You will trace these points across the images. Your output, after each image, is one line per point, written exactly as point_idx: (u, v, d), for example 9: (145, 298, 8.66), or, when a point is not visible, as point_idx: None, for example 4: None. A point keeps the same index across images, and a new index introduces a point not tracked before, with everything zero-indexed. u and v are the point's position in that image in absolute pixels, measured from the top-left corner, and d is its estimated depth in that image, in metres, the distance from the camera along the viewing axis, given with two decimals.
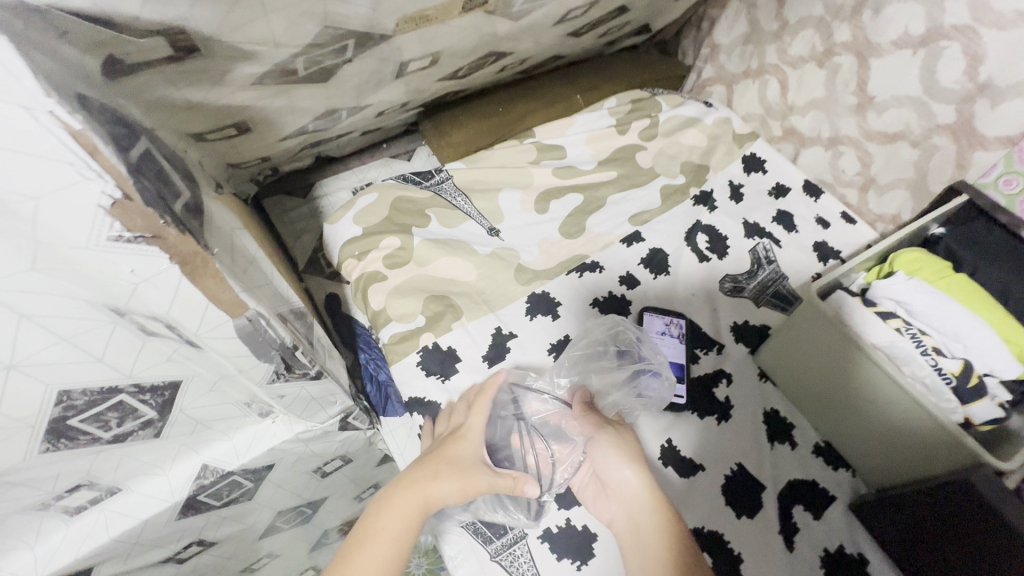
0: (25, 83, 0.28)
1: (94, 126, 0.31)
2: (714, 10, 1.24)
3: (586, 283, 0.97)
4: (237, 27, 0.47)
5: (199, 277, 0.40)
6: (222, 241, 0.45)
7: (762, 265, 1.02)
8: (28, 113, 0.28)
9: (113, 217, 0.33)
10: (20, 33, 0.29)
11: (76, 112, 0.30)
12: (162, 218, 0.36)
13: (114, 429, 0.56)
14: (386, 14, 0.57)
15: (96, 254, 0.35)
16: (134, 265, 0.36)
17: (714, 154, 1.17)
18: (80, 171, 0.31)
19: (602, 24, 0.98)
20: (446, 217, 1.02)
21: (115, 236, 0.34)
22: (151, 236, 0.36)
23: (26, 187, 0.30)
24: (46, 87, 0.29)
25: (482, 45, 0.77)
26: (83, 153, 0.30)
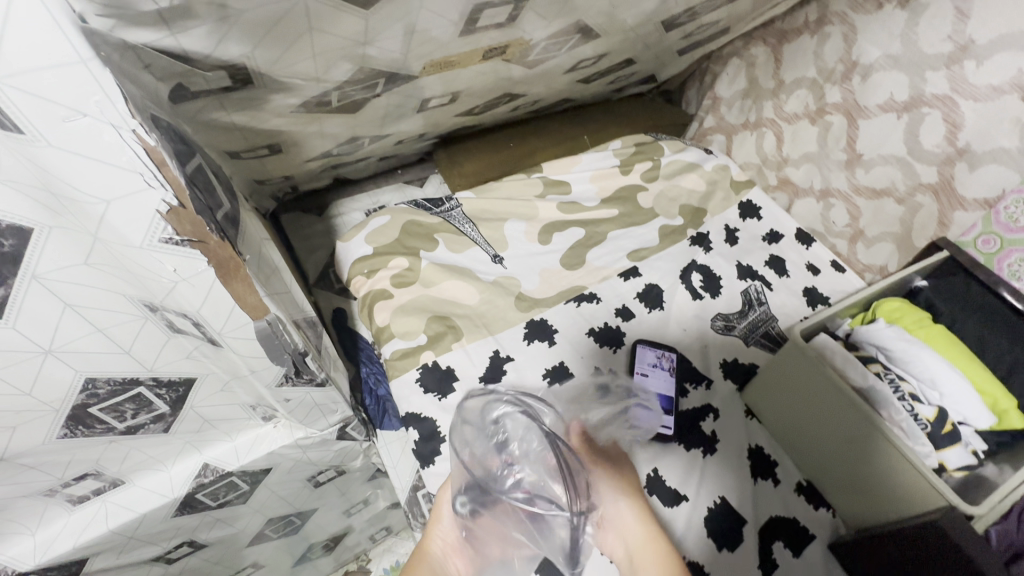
0: (117, 105, 0.33)
1: (163, 144, 0.37)
2: (717, 66, 1.32)
3: (583, 313, 1.01)
4: (283, 65, 0.53)
5: (230, 280, 0.45)
6: (251, 251, 0.50)
7: (753, 306, 1.06)
8: (115, 129, 0.33)
9: (167, 221, 0.38)
10: (112, 64, 0.35)
11: (151, 131, 0.36)
12: (208, 225, 0.41)
13: (128, 420, 0.59)
14: (414, 58, 0.63)
15: (147, 253, 0.39)
16: (177, 264, 0.41)
17: (711, 199, 1.23)
18: (147, 181, 0.36)
19: (611, 74, 1.06)
20: (454, 242, 1.07)
21: (166, 238, 0.39)
22: (196, 241, 0.40)
23: (101, 191, 0.36)
24: (132, 109, 0.34)
25: (499, 87, 0.83)
26: (153, 165, 0.36)
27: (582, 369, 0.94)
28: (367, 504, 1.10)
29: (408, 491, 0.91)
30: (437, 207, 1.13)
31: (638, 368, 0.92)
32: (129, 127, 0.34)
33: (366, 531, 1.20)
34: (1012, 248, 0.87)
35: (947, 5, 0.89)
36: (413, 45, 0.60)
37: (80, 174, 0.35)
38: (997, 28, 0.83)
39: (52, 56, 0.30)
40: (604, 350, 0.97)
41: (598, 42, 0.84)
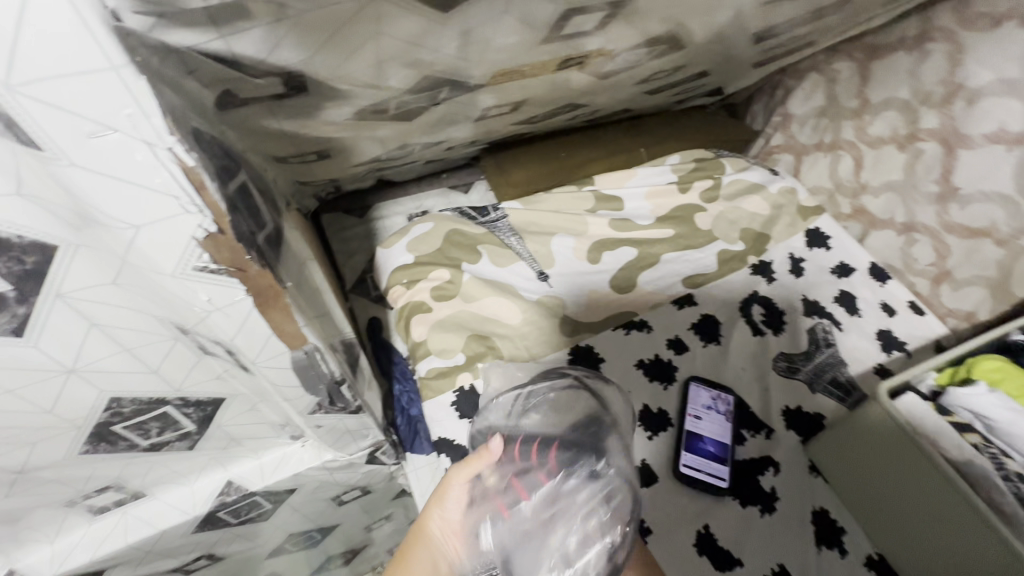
0: (153, 120, 0.28)
1: (206, 163, 0.32)
2: (792, 80, 1.22)
3: (631, 342, 0.94)
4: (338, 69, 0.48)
5: (269, 310, 0.40)
6: (293, 274, 0.45)
7: (820, 347, 0.96)
8: (148, 147, 0.29)
9: (203, 248, 0.34)
10: (154, 68, 0.30)
11: (193, 149, 0.31)
12: (249, 253, 0.35)
13: (152, 438, 0.55)
14: (481, 65, 0.57)
15: (180, 281, 0.35)
16: (212, 293, 0.36)
17: (776, 224, 1.13)
18: (183, 205, 0.31)
19: (680, 85, 0.98)
20: (498, 255, 1.01)
21: (201, 266, 0.34)
22: (235, 270, 0.36)
23: (130, 216, 0.31)
24: (172, 123, 0.29)
25: (563, 96, 0.77)
26: (190, 189, 0.31)
27: (629, 405, 0.87)
28: (389, 520, 1.05)
29: None
30: (482, 216, 1.07)
31: (690, 410, 0.85)
32: (165, 144, 0.29)
33: (385, 544, 1.15)
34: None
35: None
36: (479, 51, 0.54)
37: (108, 195, 0.30)
38: None
39: (79, 62, 0.25)
40: (653, 385, 0.89)
41: (673, 52, 0.76)
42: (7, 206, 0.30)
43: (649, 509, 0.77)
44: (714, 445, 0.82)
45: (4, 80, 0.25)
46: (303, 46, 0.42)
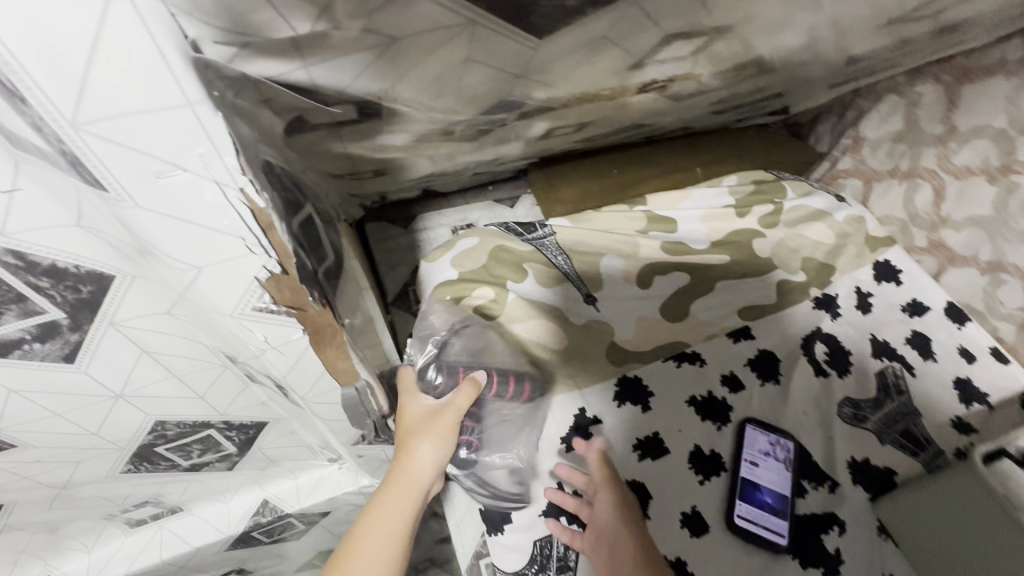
0: (226, 160, 0.30)
1: (276, 203, 0.34)
2: (865, 101, 1.14)
3: (683, 377, 0.88)
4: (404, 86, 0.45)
5: (323, 347, 0.39)
6: (352, 307, 0.44)
7: (891, 395, 0.88)
8: (218, 186, 0.31)
9: (264, 288, 0.35)
10: (226, 100, 0.31)
11: (263, 188, 0.33)
12: (310, 293, 0.37)
13: (193, 459, 0.53)
14: (552, 82, 0.54)
15: (238, 320, 0.37)
16: (268, 333, 0.38)
17: (841, 255, 1.06)
18: (248, 245, 0.33)
19: (750, 104, 0.92)
20: (544, 275, 0.95)
21: (262, 306, 0.36)
22: (295, 308, 0.37)
23: (193, 259, 0.33)
24: (244, 161, 0.31)
25: (629, 115, 0.72)
26: (257, 229, 0.33)
27: (680, 446, 0.82)
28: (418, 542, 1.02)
29: (470, 557, 0.80)
30: (529, 233, 1.00)
31: (745, 456, 0.80)
32: (236, 184, 0.31)
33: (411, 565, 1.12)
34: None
35: None
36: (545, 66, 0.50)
37: (174, 235, 0.32)
38: None
39: (158, 100, 0.28)
40: (706, 425, 0.83)
41: (744, 70, 0.71)
42: (69, 237, 0.32)
43: (695, 559, 0.73)
44: (771, 495, 0.77)
45: (72, 119, 0.27)
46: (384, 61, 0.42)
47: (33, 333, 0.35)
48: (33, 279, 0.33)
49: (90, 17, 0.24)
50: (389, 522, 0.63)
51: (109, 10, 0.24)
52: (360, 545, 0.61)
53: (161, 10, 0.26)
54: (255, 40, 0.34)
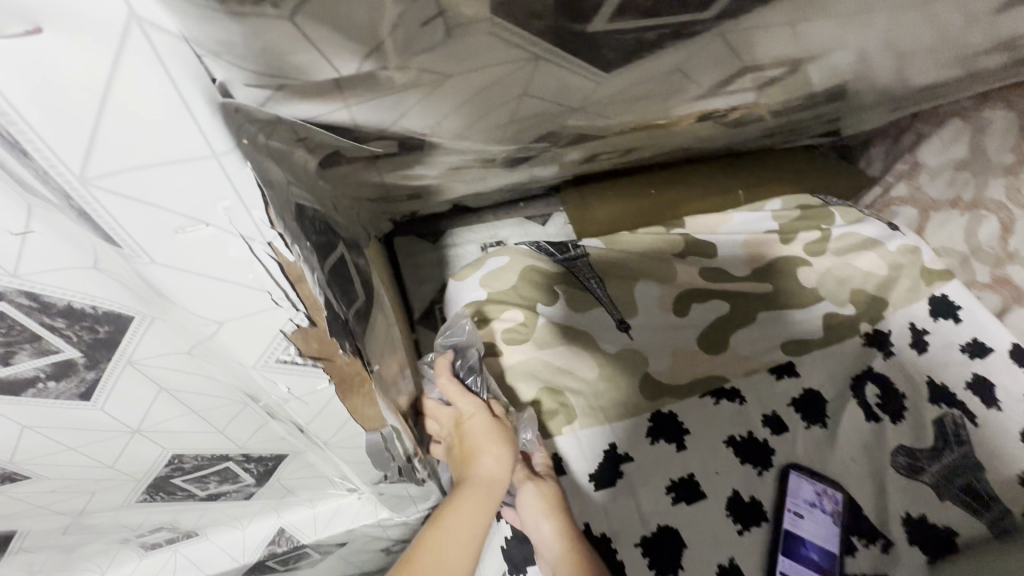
0: (255, 215, 0.30)
1: (304, 256, 0.34)
2: (925, 126, 1.08)
3: (720, 414, 0.83)
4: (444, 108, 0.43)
5: (351, 396, 0.39)
6: (380, 356, 0.45)
7: (950, 444, 0.80)
8: (244, 241, 0.31)
9: (290, 341, 0.35)
10: (253, 143, 0.31)
11: (292, 241, 0.33)
12: (341, 345, 0.37)
13: (209, 489, 0.51)
14: (602, 104, 0.51)
15: (261, 368, 0.36)
16: (292, 384, 0.38)
17: (894, 288, 0.98)
18: (274, 299, 0.33)
19: (804, 126, 0.87)
20: (576, 298, 0.92)
21: (288, 356, 0.36)
22: (323, 359, 0.37)
23: (215, 313, 0.33)
24: (273, 214, 0.32)
25: (675, 138, 0.69)
26: (286, 284, 0.33)
27: (716, 490, 0.77)
28: None
29: None
30: (562, 254, 0.98)
31: (790, 506, 0.75)
32: (263, 239, 0.31)
33: None
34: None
35: None
36: (596, 88, 0.47)
37: (197, 283, 0.32)
38: None
39: (182, 149, 0.27)
40: (745, 468, 0.78)
41: (801, 95, 0.67)
42: (83, 278, 0.31)
43: None
44: (816, 551, 0.72)
45: (80, 174, 0.26)
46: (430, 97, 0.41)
47: (48, 372, 0.33)
48: (47, 319, 0.31)
49: (104, 60, 0.24)
50: (478, 525, 0.57)
51: (124, 54, 0.24)
52: (444, 548, 0.54)
53: (184, 53, 0.25)
54: (291, 83, 0.33)
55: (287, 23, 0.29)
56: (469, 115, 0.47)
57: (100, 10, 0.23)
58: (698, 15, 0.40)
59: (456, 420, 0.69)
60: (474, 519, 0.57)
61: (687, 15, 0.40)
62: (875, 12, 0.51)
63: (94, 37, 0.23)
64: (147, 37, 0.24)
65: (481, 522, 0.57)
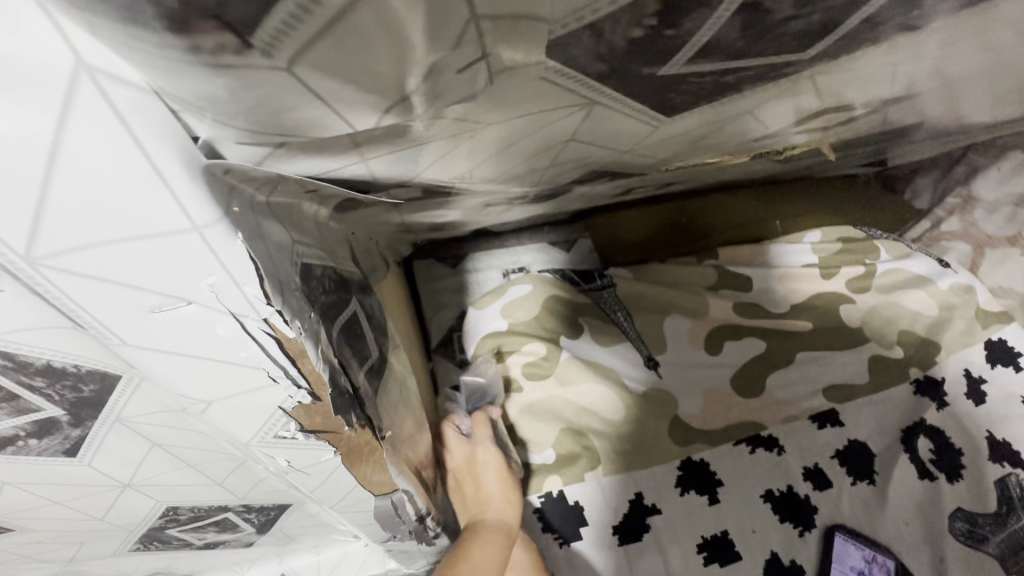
0: (247, 291, 0.28)
1: (308, 329, 0.32)
2: (980, 157, 1.01)
3: (756, 464, 0.77)
4: (478, 150, 0.40)
5: (357, 464, 0.37)
6: (392, 416, 0.42)
7: (1015, 511, 0.73)
8: (236, 318, 0.29)
9: (290, 416, 0.33)
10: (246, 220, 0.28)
11: (294, 313, 0.31)
12: (346, 423, 0.35)
13: (207, 538, 0.48)
14: (646, 142, 0.47)
15: (258, 440, 0.35)
16: (291, 457, 0.36)
17: (947, 330, 0.90)
18: (271, 376, 0.31)
19: (853, 158, 0.81)
20: (602, 332, 0.88)
21: (286, 432, 0.34)
22: (326, 431, 0.35)
23: (205, 392, 0.31)
24: (270, 287, 0.29)
25: (711, 171, 0.65)
26: (285, 359, 0.31)
27: (751, 550, 0.71)
28: None
29: None
30: (586, 282, 0.94)
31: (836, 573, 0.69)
32: (258, 315, 0.29)
33: None
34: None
35: None
36: (650, 132, 0.45)
37: (184, 354, 0.29)
38: None
39: (161, 222, 0.24)
40: (784, 527, 0.72)
41: (855, 131, 0.62)
42: (51, 342, 0.27)
43: None
44: None
45: (27, 253, 0.23)
46: (460, 148, 0.38)
47: (28, 431, 0.31)
48: (23, 377, 0.28)
49: (46, 124, 0.20)
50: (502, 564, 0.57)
51: (69, 115, 0.20)
52: None
53: (154, 111, 0.22)
54: (293, 141, 0.27)
55: (284, 74, 0.22)
56: (502, 155, 0.43)
57: (39, 65, 0.19)
58: (770, 64, 0.36)
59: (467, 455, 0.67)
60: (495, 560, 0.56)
61: (765, 62, 0.36)
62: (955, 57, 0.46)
63: (33, 98, 0.20)
64: (99, 91, 0.20)
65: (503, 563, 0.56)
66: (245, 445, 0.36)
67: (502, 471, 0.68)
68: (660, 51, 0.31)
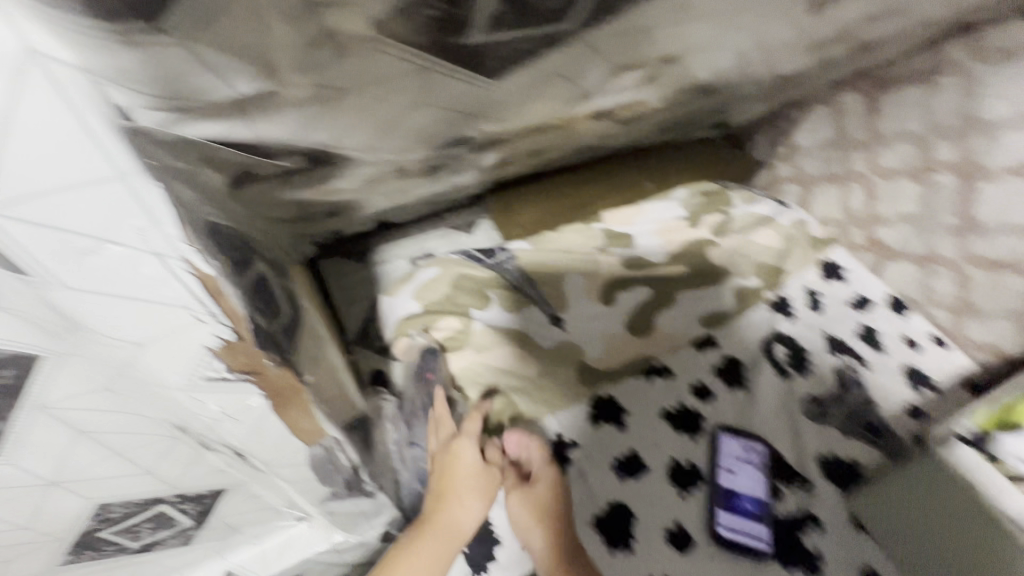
0: (169, 233, 0.34)
1: (219, 269, 0.38)
2: (796, 111, 1.20)
3: (652, 390, 0.89)
4: (344, 124, 0.47)
5: (285, 408, 0.46)
6: (309, 364, 0.51)
7: (848, 387, 0.92)
8: (158, 257, 0.34)
9: (215, 354, 0.40)
10: (163, 168, 0.34)
11: (206, 255, 0.37)
12: (264, 357, 0.42)
13: (142, 539, 0.52)
14: (493, 104, 0.55)
15: (191, 384, 0.41)
16: (222, 401, 0.42)
17: (789, 257, 1.10)
18: (196, 315, 0.37)
19: (690, 121, 0.96)
20: (508, 299, 0.96)
21: (214, 371, 0.41)
22: (252, 370, 0.42)
23: (137, 335, 0.37)
24: (187, 232, 0.35)
25: (572, 139, 0.76)
26: (204, 298, 0.37)
27: (657, 460, 0.82)
28: None
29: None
30: (490, 259, 1.00)
31: (723, 464, 0.81)
32: (177, 254, 0.34)
33: None
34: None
35: None
36: (484, 94, 0.51)
37: (115, 301, 0.35)
38: None
39: (89, 173, 0.29)
40: (681, 437, 0.84)
41: (681, 89, 0.73)
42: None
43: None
44: (751, 502, 0.78)
45: None
46: (321, 120, 0.45)
47: None
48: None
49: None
50: (435, 566, 0.71)
51: (17, 89, 0.25)
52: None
53: (85, 85, 0.28)
54: (193, 105, 0.35)
55: (180, 46, 0.30)
56: (361, 128, 0.49)
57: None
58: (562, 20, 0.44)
59: (448, 444, 0.81)
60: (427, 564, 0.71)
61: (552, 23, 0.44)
62: (726, 22, 0.57)
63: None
64: (44, 72, 0.26)
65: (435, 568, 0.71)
66: (181, 397, 0.41)
67: (478, 471, 0.78)
68: (456, 24, 0.39)
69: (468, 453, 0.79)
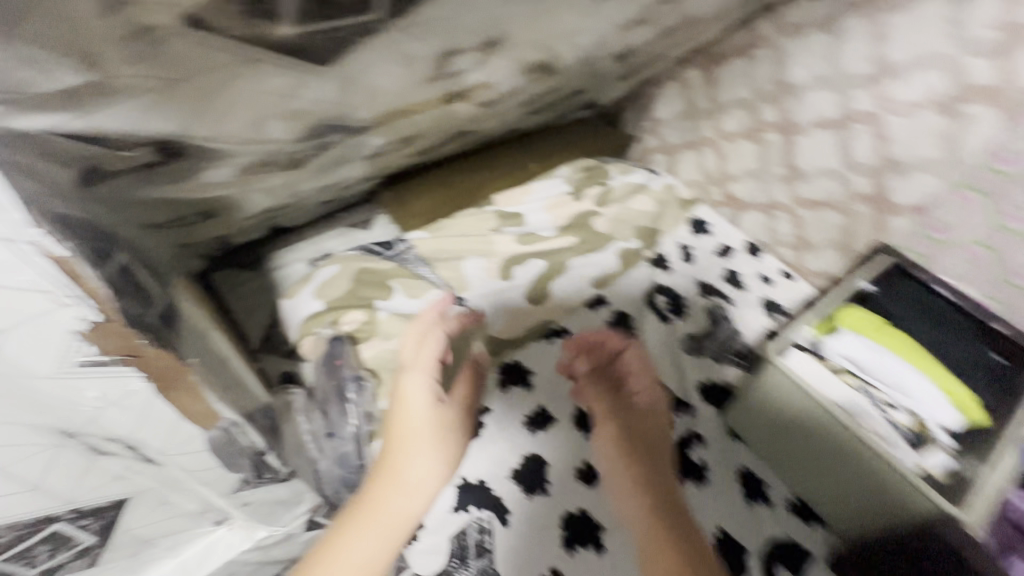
0: (14, 217, 0.36)
1: (72, 253, 0.40)
2: (654, 89, 1.34)
3: (553, 350, 0.98)
4: (197, 110, 0.49)
5: (170, 392, 0.49)
6: (194, 348, 0.54)
7: (719, 323, 1.06)
8: (7, 242, 0.36)
9: (87, 340, 0.42)
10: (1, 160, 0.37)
11: (56, 238, 0.39)
12: (138, 340, 0.45)
13: (39, 565, 0.49)
14: (353, 92, 0.59)
15: (64, 375, 0.42)
16: (103, 389, 0.44)
17: (662, 219, 1.24)
18: (60, 299, 0.39)
19: (557, 104, 1.05)
20: (410, 286, 1.00)
21: (84, 357, 0.42)
22: (130, 355, 0.45)
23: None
24: (31, 218, 0.37)
25: (446, 122, 0.81)
26: (65, 281, 0.39)
27: (562, 410, 0.90)
28: None
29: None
30: (389, 250, 1.05)
31: None
32: (27, 239, 0.36)
33: None
34: (957, 247, 0.91)
35: (863, 32, 0.91)
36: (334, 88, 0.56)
37: None
38: (909, 53, 0.86)
39: None
40: None
41: (538, 73, 0.81)
42: None
43: (595, 505, 0.80)
44: None
45: None
46: (160, 107, 0.46)
47: None
48: None
49: None
50: (382, 557, 0.67)
51: None
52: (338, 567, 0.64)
53: None
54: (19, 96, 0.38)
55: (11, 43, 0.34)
56: (213, 120, 0.51)
57: None
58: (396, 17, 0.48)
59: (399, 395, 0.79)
60: (374, 553, 0.66)
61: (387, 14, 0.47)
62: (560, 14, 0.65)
63: None
64: None
65: (383, 551, 0.66)
66: (56, 392, 0.42)
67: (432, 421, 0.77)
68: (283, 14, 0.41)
69: (425, 404, 0.78)
